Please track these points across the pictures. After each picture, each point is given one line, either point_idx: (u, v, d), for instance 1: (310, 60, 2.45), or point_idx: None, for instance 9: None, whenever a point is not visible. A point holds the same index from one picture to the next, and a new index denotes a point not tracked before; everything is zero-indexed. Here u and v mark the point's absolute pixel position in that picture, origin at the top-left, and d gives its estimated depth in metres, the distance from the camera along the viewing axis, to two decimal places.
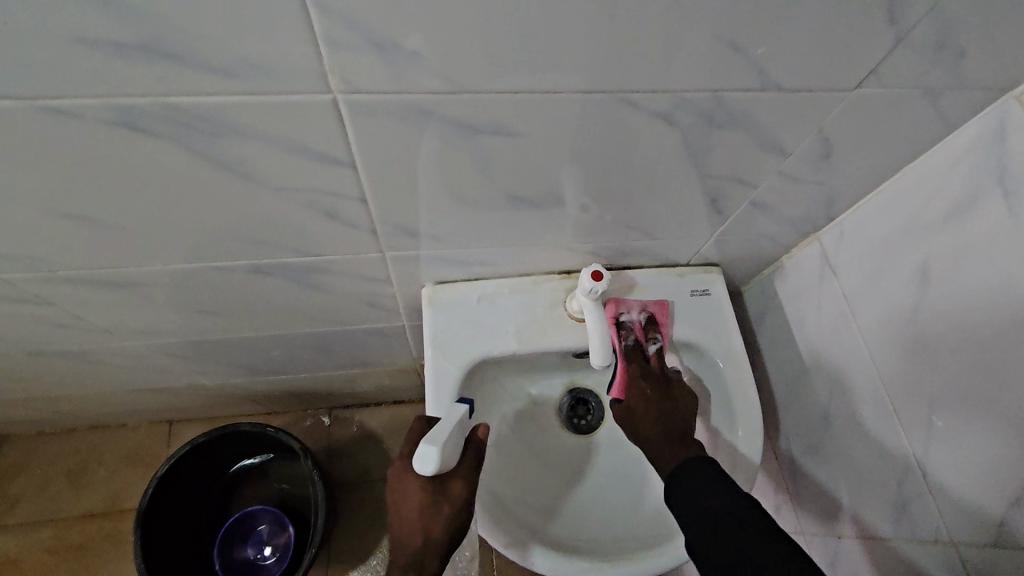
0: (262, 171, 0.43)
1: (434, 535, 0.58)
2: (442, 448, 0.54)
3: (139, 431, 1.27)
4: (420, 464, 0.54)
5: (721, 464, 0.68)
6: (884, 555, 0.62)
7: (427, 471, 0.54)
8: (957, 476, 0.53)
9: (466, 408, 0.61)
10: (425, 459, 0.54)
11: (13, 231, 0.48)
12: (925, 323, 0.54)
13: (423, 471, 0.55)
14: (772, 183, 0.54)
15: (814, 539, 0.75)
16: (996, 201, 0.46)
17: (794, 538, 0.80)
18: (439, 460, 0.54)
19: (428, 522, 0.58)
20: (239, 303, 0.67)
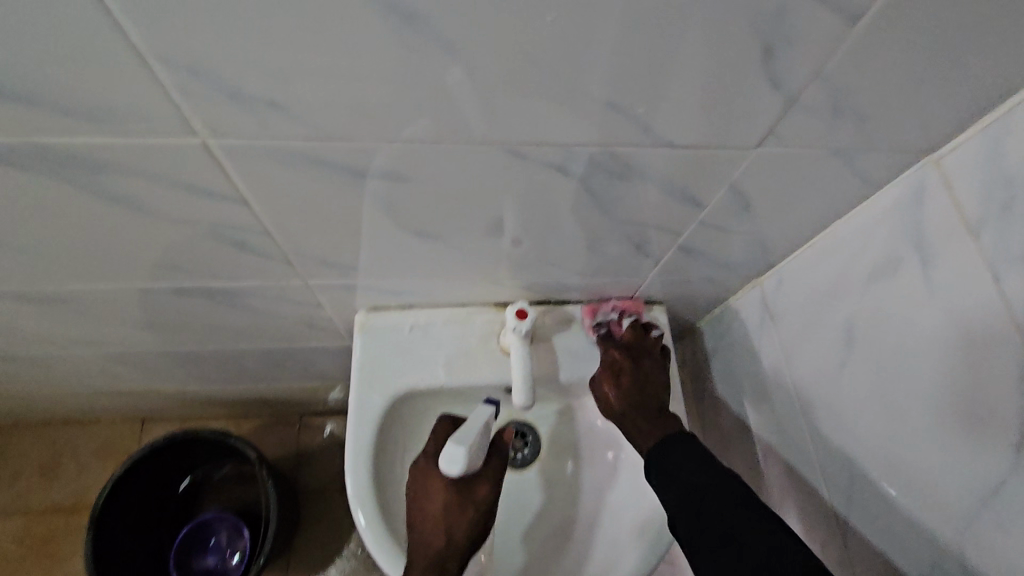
0: (155, 204, 0.43)
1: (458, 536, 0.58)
2: (469, 450, 0.56)
3: (111, 428, 1.29)
4: (446, 464, 0.56)
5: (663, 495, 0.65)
6: None
7: (454, 472, 0.56)
8: (875, 544, 0.50)
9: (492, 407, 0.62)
10: (454, 459, 0.56)
11: None
12: (849, 384, 0.52)
13: (451, 470, 0.57)
14: (698, 229, 0.53)
15: None
16: (915, 266, 0.44)
17: None
18: (467, 461, 0.56)
19: (453, 522, 0.58)
20: (173, 319, 0.67)
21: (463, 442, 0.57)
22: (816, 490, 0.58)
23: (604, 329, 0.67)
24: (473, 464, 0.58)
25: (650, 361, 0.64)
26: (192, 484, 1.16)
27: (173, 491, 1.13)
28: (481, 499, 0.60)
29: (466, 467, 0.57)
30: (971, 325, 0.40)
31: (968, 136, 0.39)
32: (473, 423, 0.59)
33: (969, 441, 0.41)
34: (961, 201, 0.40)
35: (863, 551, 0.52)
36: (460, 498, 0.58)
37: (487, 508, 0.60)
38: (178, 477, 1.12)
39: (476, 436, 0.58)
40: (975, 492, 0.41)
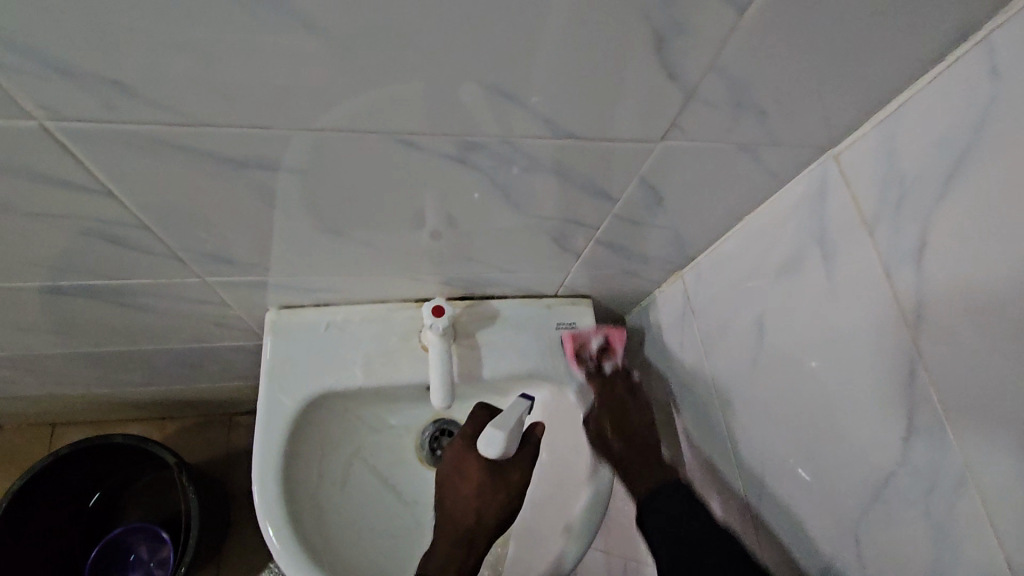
0: (3, 196, 0.38)
1: (489, 516, 0.57)
2: (508, 433, 0.54)
3: (17, 435, 1.19)
4: (485, 447, 0.55)
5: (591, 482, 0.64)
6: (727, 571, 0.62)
7: (493, 454, 0.55)
8: (783, 533, 0.51)
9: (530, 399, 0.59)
10: (491, 442, 0.55)
11: None
12: (761, 378, 0.52)
13: (489, 451, 0.55)
14: (614, 224, 0.52)
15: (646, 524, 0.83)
16: (817, 262, 0.44)
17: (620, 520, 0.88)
18: (505, 444, 0.55)
19: (484, 503, 0.57)
20: (59, 320, 0.61)
21: (502, 426, 0.55)
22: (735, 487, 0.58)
23: (591, 363, 0.68)
24: (510, 448, 0.56)
25: (637, 407, 0.67)
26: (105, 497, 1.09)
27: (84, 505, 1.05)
28: (512, 484, 0.58)
29: (504, 450, 0.55)
30: (869, 321, 0.40)
31: (864, 132, 0.39)
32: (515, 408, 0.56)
33: (864, 434, 0.41)
34: (858, 196, 0.40)
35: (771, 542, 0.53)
36: (493, 483, 0.57)
37: (492, 494, 0.58)
38: (90, 489, 1.04)
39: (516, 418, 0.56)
40: (869, 486, 0.41)
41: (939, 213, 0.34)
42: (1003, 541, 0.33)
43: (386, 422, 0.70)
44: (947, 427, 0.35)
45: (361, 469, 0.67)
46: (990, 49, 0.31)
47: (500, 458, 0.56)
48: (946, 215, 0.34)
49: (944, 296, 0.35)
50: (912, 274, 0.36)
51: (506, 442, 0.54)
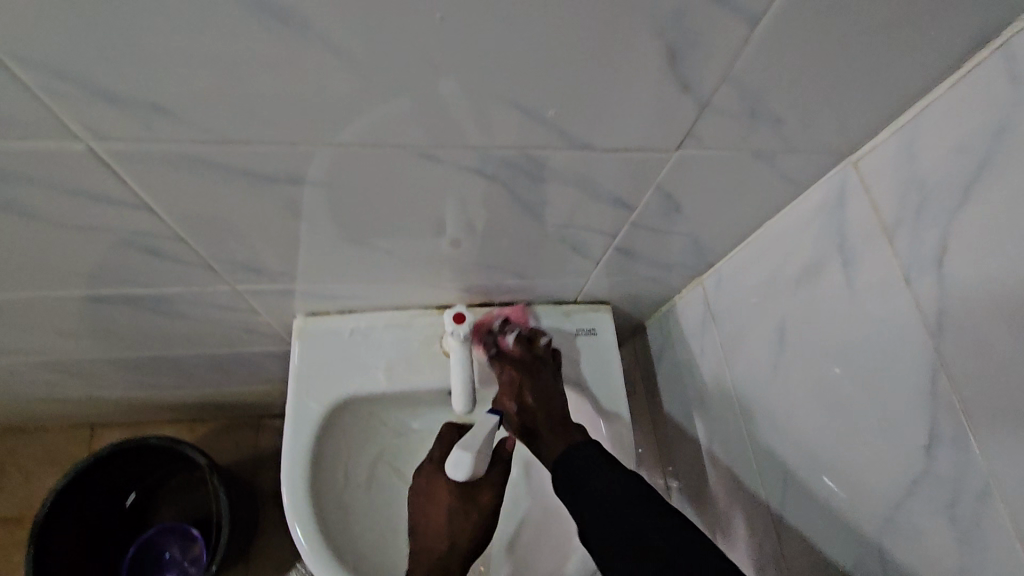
0: (50, 212, 0.40)
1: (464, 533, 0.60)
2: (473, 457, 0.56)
3: (59, 435, 1.25)
4: (453, 469, 0.58)
5: None
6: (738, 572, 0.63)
7: (461, 476, 0.57)
8: (807, 541, 0.50)
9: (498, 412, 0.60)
10: (458, 464, 0.57)
11: None
12: (783, 384, 0.52)
13: (457, 475, 0.58)
14: (631, 231, 0.52)
15: None
16: (838, 268, 0.44)
17: None
18: (472, 466, 0.57)
19: (456, 524, 0.60)
20: (99, 326, 0.64)
21: (468, 448, 0.57)
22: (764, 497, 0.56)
23: (495, 343, 0.66)
24: (479, 469, 0.58)
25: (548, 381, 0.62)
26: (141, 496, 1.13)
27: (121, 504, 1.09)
28: (485, 504, 0.61)
29: (471, 472, 0.58)
30: (891, 329, 0.40)
31: (884, 137, 0.39)
32: (481, 427, 0.58)
33: (886, 443, 0.41)
34: (879, 202, 0.40)
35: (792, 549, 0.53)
36: (463, 506, 0.60)
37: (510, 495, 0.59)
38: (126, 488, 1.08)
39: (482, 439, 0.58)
40: (893, 494, 0.41)
41: (960, 220, 0.34)
42: None
43: (410, 426, 0.71)
44: (971, 436, 0.35)
45: (385, 472, 0.68)
46: (1010, 54, 0.31)
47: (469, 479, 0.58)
48: (969, 221, 0.34)
49: (966, 304, 0.34)
50: (933, 281, 0.36)
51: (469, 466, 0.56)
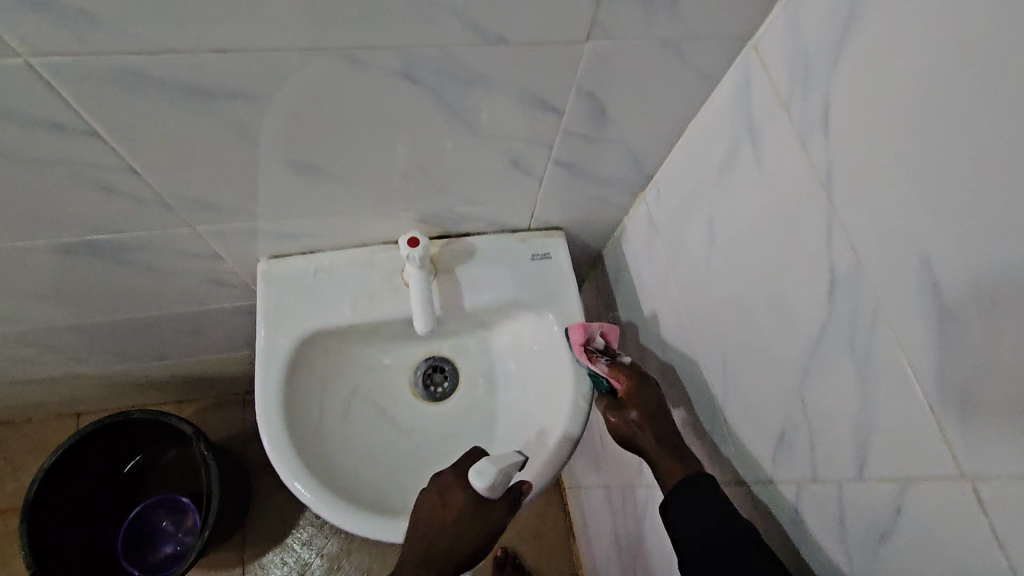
0: (1, 144, 0.43)
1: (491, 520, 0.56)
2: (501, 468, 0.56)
3: (46, 425, 1.27)
4: (476, 478, 0.56)
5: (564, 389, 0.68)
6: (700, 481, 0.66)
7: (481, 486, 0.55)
8: (747, 417, 0.55)
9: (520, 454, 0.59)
10: (483, 474, 0.56)
11: None
12: (717, 273, 0.55)
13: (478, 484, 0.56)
14: (567, 142, 0.55)
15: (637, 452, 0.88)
16: (750, 150, 0.47)
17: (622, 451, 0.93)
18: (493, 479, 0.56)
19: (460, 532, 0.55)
20: (68, 285, 0.66)
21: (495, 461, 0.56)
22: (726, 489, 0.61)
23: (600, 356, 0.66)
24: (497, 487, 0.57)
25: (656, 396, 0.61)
26: (139, 466, 1.14)
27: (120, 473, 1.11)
28: (491, 521, 0.56)
29: (490, 488, 0.55)
30: (794, 193, 0.43)
31: (775, 17, 0.43)
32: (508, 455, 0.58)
33: (799, 299, 0.45)
34: (775, 79, 0.43)
35: (738, 489, 0.58)
36: (472, 515, 0.55)
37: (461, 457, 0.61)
38: (124, 460, 1.10)
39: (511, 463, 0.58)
40: (807, 346, 0.45)
41: (839, 75, 0.38)
42: (911, 360, 0.36)
43: (381, 361, 0.75)
44: (861, 271, 0.38)
45: (360, 404, 0.72)
46: None
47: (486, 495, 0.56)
48: (844, 75, 0.37)
49: (848, 151, 0.38)
50: (822, 138, 0.40)
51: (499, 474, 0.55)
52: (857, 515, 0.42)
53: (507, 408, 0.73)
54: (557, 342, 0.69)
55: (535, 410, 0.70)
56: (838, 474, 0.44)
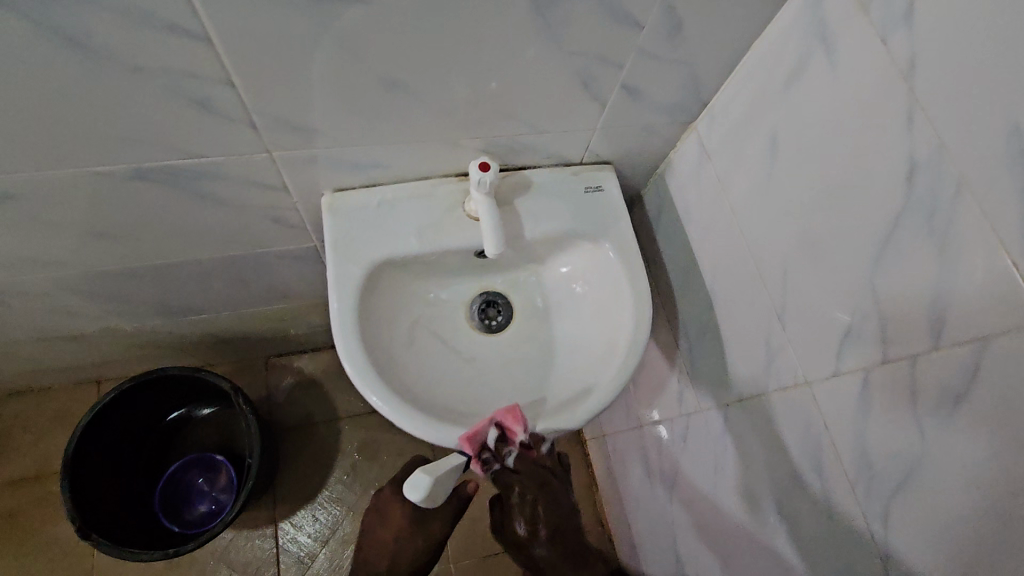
0: (117, 47, 0.44)
1: (427, 529, 0.74)
2: (435, 482, 0.59)
3: (67, 393, 1.25)
4: (411, 491, 0.59)
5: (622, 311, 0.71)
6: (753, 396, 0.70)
7: (412, 498, 0.58)
8: (808, 317, 0.59)
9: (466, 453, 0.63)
10: (418, 486, 0.58)
11: None
12: (780, 185, 0.59)
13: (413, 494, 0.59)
14: (636, 61, 0.58)
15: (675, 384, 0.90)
16: (821, 57, 0.51)
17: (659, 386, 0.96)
18: (428, 488, 0.58)
19: (401, 542, 0.75)
20: (134, 220, 0.67)
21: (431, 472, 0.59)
22: (784, 394, 0.64)
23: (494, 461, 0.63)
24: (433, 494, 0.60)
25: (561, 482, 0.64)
26: (178, 419, 1.15)
27: (159, 423, 1.12)
28: (430, 533, 0.75)
29: (423, 500, 0.59)
30: (871, 90, 0.47)
31: None
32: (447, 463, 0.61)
33: (872, 191, 0.49)
34: None
35: (798, 390, 0.62)
36: (411, 530, 0.75)
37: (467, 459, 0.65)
38: (163, 412, 1.10)
39: (446, 477, 0.61)
40: (880, 234, 0.49)
41: None
42: (991, 220, 0.40)
43: (439, 296, 0.77)
44: (942, 149, 0.42)
45: (423, 334, 0.74)
46: None
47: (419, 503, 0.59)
48: None
49: (931, 39, 0.42)
50: (904, 32, 0.43)
51: (432, 490, 0.57)
52: (928, 381, 0.47)
53: (565, 334, 0.76)
54: (615, 268, 0.72)
55: (594, 334, 0.73)
56: (911, 349, 0.48)
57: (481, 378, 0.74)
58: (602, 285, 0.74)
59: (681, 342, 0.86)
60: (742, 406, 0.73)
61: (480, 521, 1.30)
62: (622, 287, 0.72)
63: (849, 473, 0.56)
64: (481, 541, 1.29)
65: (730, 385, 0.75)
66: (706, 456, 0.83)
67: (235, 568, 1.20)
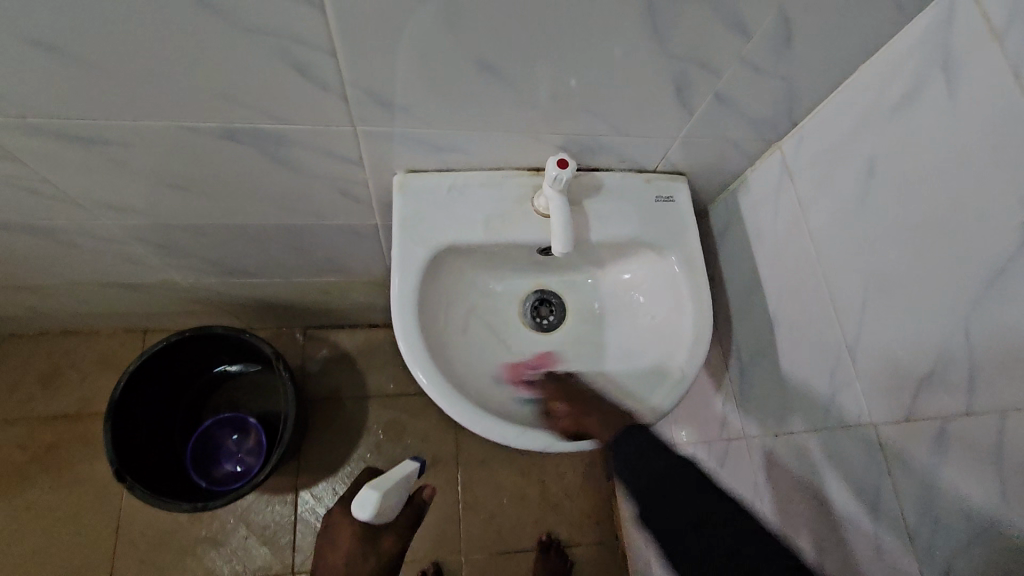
0: (236, 4, 0.45)
1: (379, 549, 0.76)
2: (381, 497, 0.72)
3: (114, 338, 1.29)
4: (362, 508, 0.72)
5: (680, 326, 0.70)
6: (808, 432, 0.68)
7: (364, 516, 0.72)
8: (884, 355, 0.56)
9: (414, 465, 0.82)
10: (365, 504, 0.72)
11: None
12: (870, 215, 0.57)
13: (364, 512, 0.72)
14: (735, 71, 0.57)
15: (720, 406, 0.89)
16: (939, 87, 0.49)
17: (701, 404, 0.95)
18: (376, 502, 0.72)
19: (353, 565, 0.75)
20: (212, 178, 0.68)
21: (375, 487, 0.73)
22: (845, 431, 0.62)
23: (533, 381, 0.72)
24: (382, 508, 0.73)
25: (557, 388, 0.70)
26: (216, 377, 1.17)
27: (198, 379, 1.14)
28: (383, 551, 0.76)
29: (374, 515, 0.72)
30: (993, 127, 0.45)
31: None
32: (387, 479, 0.76)
33: (980, 233, 0.46)
34: (988, 12, 0.44)
35: (859, 429, 0.60)
36: (365, 551, 0.75)
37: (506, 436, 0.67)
38: (204, 368, 1.13)
39: (389, 491, 0.74)
40: (983, 279, 0.46)
41: None
42: None
43: (494, 288, 0.77)
44: None
45: (475, 324, 0.74)
46: None
47: (370, 518, 0.72)
48: None
49: None
50: None
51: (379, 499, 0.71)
52: (1018, 439, 0.44)
53: (618, 340, 0.75)
54: (680, 280, 0.71)
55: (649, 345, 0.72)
56: (1002, 402, 0.45)
57: (530, 376, 0.73)
58: (664, 296, 0.73)
59: (732, 367, 0.84)
60: (793, 438, 0.71)
61: (495, 517, 1.30)
62: (685, 301, 0.70)
63: (910, 524, 0.54)
64: (494, 537, 1.28)
65: (781, 414, 0.73)
66: (746, 484, 0.82)
67: (252, 530, 1.22)
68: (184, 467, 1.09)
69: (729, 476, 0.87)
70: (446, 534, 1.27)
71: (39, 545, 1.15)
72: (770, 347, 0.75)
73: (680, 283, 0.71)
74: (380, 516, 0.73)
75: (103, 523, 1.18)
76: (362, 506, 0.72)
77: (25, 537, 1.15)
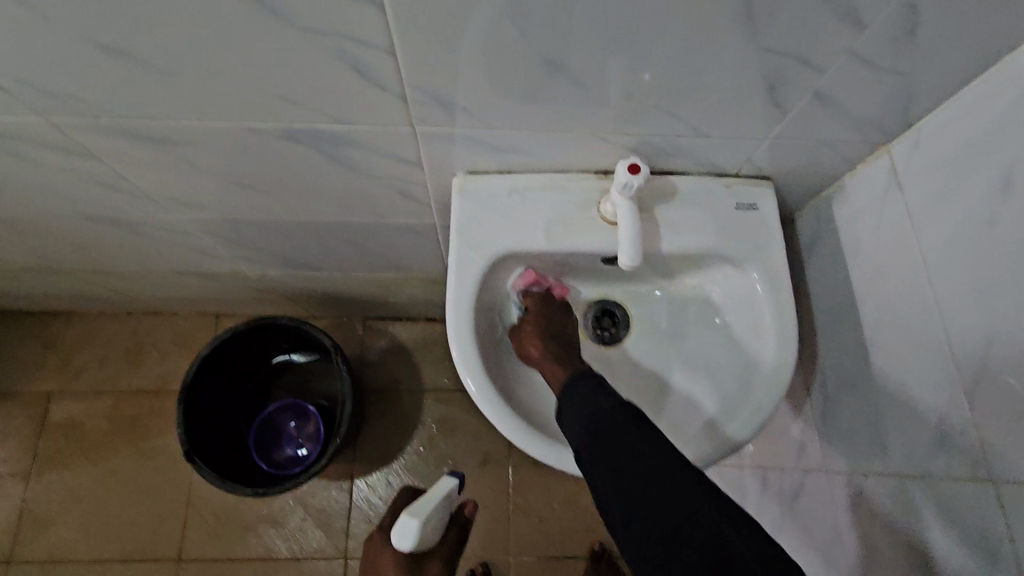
0: (293, 7, 0.43)
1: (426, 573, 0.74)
2: (421, 523, 0.69)
3: (189, 321, 1.36)
4: (401, 538, 0.68)
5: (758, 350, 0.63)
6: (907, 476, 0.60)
7: (406, 544, 0.68)
8: (1008, 403, 0.48)
9: (457, 480, 0.77)
10: (405, 533, 0.68)
11: (68, 71, 0.49)
12: (1000, 236, 0.48)
13: (403, 541, 0.68)
14: (842, 67, 0.50)
15: (799, 435, 0.82)
16: None
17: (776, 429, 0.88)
18: (415, 532, 0.68)
19: None
20: (274, 177, 0.68)
21: (413, 515, 0.69)
22: (958, 485, 0.53)
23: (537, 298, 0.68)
24: (422, 536, 0.69)
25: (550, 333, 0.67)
26: (279, 365, 1.21)
27: (262, 366, 1.18)
28: (432, 574, 0.75)
29: (415, 543, 0.69)
30: None
31: None
32: (426, 502, 0.72)
33: None
34: None
35: (974, 483, 0.52)
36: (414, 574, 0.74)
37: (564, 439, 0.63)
38: (267, 356, 1.16)
39: (429, 515, 0.70)
40: None
41: None
42: None
43: None
44: None
45: None
46: None
47: (409, 546, 0.69)
48: None
49: None
50: None
51: (417, 529, 0.67)
52: None
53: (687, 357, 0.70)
54: (763, 300, 0.64)
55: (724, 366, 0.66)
56: None
57: None
58: (742, 315, 0.66)
59: (816, 394, 0.76)
60: (888, 480, 0.63)
61: (546, 519, 1.27)
62: (767, 323, 0.63)
63: None
64: (545, 541, 1.26)
65: (874, 452, 0.65)
66: (828, 520, 0.75)
67: (309, 513, 1.26)
68: (247, 450, 1.14)
69: (806, 508, 0.81)
70: (497, 534, 1.26)
71: (119, 512, 1.24)
72: (862, 377, 0.66)
73: (761, 303, 0.64)
74: (420, 543, 0.70)
75: (175, 495, 1.25)
76: (400, 537, 0.68)
77: (108, 502, 1.24)
